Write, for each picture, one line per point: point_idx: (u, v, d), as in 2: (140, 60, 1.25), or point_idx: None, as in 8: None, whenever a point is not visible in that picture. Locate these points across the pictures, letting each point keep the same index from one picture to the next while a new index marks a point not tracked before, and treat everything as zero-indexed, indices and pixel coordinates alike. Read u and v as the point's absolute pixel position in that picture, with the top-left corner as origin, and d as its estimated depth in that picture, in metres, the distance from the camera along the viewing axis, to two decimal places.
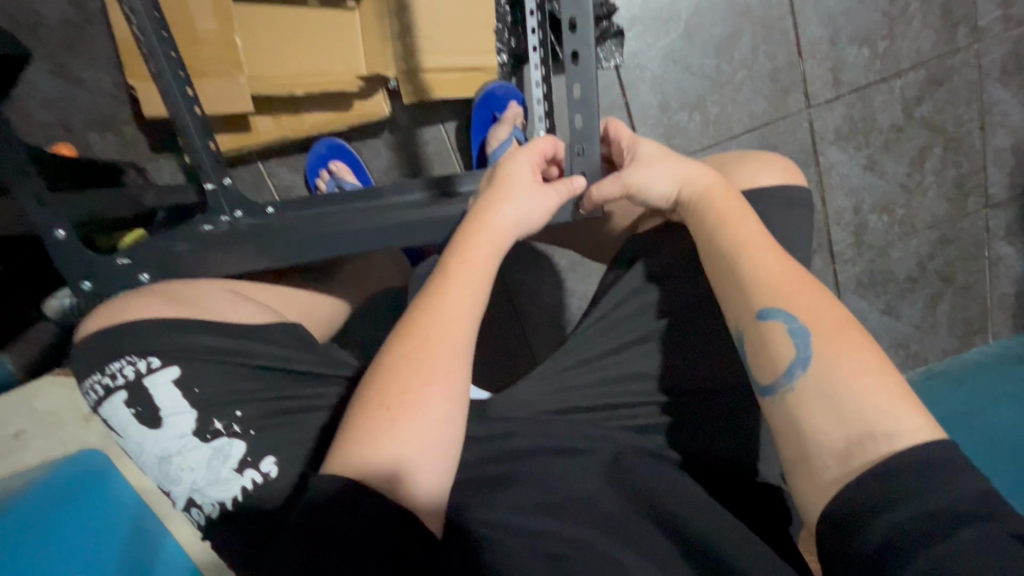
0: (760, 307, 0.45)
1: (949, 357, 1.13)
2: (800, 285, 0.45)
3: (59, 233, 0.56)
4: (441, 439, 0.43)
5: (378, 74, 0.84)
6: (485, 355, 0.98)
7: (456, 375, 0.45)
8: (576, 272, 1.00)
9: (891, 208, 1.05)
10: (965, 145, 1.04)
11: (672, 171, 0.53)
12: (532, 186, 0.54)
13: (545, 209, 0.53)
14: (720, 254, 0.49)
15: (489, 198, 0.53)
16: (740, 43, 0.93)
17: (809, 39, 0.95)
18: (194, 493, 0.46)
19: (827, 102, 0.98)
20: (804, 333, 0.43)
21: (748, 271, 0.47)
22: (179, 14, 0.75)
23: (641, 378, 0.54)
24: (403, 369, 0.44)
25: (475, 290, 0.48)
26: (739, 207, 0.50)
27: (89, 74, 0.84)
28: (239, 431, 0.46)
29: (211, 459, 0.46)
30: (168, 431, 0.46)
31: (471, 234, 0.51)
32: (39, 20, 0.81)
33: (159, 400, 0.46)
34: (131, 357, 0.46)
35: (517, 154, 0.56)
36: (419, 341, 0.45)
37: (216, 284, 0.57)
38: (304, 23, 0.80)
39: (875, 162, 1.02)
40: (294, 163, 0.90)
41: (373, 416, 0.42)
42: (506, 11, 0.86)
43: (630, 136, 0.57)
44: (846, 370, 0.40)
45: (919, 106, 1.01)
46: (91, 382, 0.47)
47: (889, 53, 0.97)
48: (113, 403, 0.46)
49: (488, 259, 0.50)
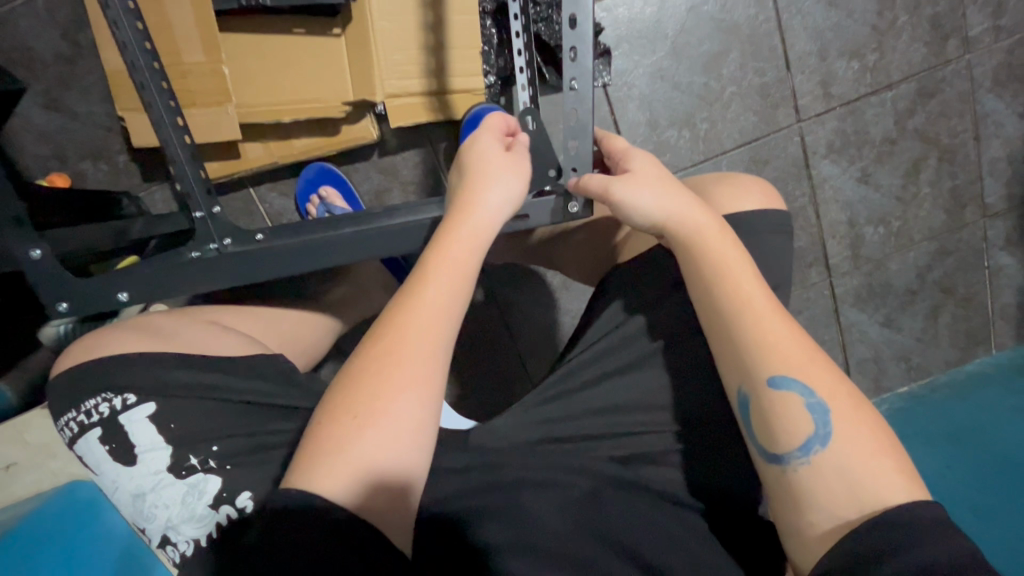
0: (775, 375, 0.45)
1: (951, 369, 1.11)
2: (807, 355, 0.46)
3: (36, 253, 0.56)
4: (410, 447, 0.42)
5: (364, 99, 0.83)
6: (478, 375, 0.97)
7: (430, 380, 0.44)
8: (568, 290, 1.00)
9: (887, 220, 1.04)
10: (960, 156, 1.03)
11: (664, 199, 0.51)
12: (507, 165, 0.54)
13: (522, 184, 0.54)
14: (715, 308, 0.48)
15: (468, 184, 0.53)
16: (727, 60, 0.93)
17: (798, 55, 0.95)
18: (168, 530, 0.46)
19: (818, 116, 0.97)
20: (822, 409, 0.43)
21: (759, 338, 0.46)
22: (169, 47, 0.76)
23: (625, 410, 0.54)
24: (376, 376, 0.43)
25: (457, 280, 0.48)
26: (747, 264, 0.49)
27: (83, 106, 0.85)
28: (214, 467, 0.46)
29: (185, 495, 0.46)
30: (142, 468, 0.46)
31: (453, 224, 0.51)
32: (32, 54, 0.83)
33: (134, 436, 0.46)
34: (107, 394, 0.46)
35: (488, 131, 0.56)
36: (398, 343, 0.44)
37: (197, 314, 0.57)
38: (293, 51, 0.81)
39: (869, 175, 1.01)
40: (285, 187, 0.90)
41: (345, 427, 0.42)
42: (492, 34, 0.86)
43: (624, 152, 0.56)
44: (860, 450, 0.41)
45: (911, 118, 1.00)
46: (66, 419, 0.47)
47: (879, 66, 0.97)
48: (89, 440, 0.46)
49: (469, 251, 0.50)
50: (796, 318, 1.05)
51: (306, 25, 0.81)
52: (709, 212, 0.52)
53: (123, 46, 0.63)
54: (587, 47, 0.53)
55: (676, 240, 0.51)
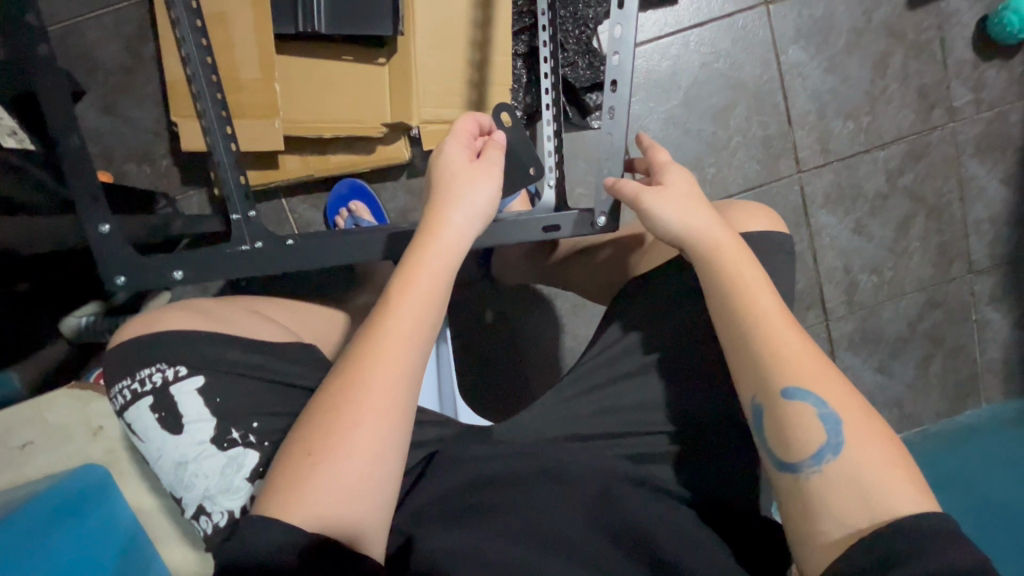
0: (790, 387, 0.48)
1: (943, 419, 1.14)
2: (819, 368, 0.49)
3: (104, 229, 0.60)
4: (373, 454, 0.45)
5: (400, 123, 0.89)
6: (485, 393, 1.00)
7: (389, 410, 0.47)
8: (577, 316, 1.03)
9: (879, 270, 1.10)
10: (946, 214, 1.10)
11: (689, 214, 0.57)
12: (474, 174, 0.58)
13: (490, 187, 0.58)
14: (734, 324, 0.52)
15: (436, 208, 0.57)
16: (734, 113, 1.02)
17: (798, 112, 1.04)
18: (204, 500, 0.48)
19: (816, 169, 1.05)
20: (834, 419, 0.47)
21: (772, 350, 0.50)
22: (227, 64, 0.82)
23: (620, 412, 0.57)
24: (335, 413, 0.46)
25: (422, 292, 0.51)
26: (764, 281, 0.54)
27: (135, 112, 0.91)
28: (253, 442, 0.49)
29: (225, 467, 0.48)
30: (187, 438, 0.48)
31: (418, 252, 0.54)
32: (96, 62, 0.89)
33: (182, 407, 0.48)
34: (160, 365, 0.49)
35: (455, 142, 0.61)
36: (359, 364, 0.48)
37: (240, 302, 0.60)
38: (338, 75, 0.87)
39: (863, 226, 1.08)
40: (317, 199, 0.95)
41: (309, 445, 0.45)
42: (521, 73, 0.93)
43: (662, 166, 0.61)
44: (868, 458, 0.45)
45: (902, 176, 1.08)
46: (120, 386, 0.49)
47: (872, 128, 1.06)
48: (139, 408, 0.49)
49: (436, 277, 0.53)
50: None
51: (355, 53, 0.88)
52: (728, 233, 0.56)
53: (186, 61, 0.69)
54: (625, 80, 0.63)
55: (693, 254, 0.56)
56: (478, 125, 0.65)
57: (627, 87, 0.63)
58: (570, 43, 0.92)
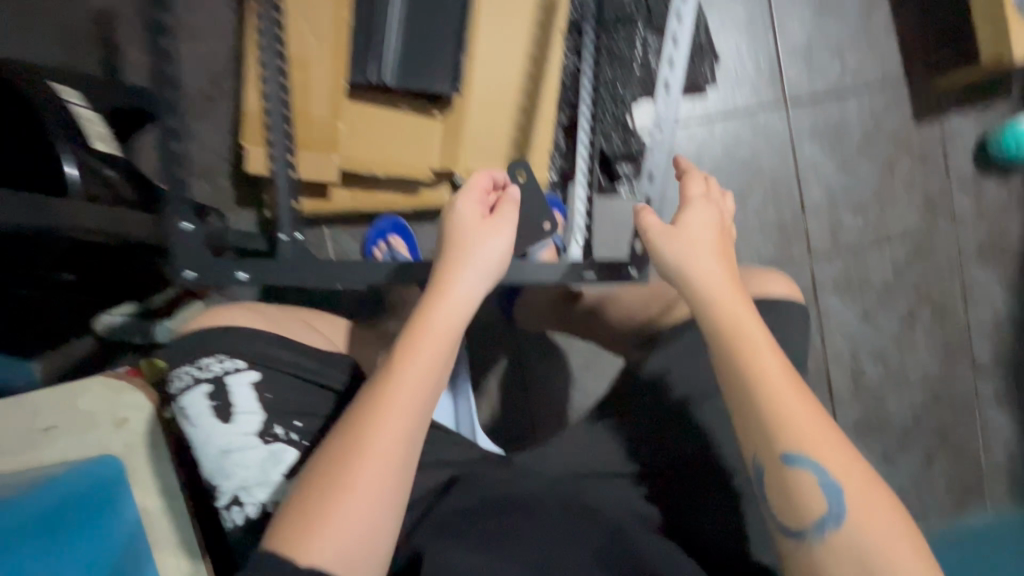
0: (789, 452, 0.49)
1: (948, 518, 1.13)
2: (819, 428, 0.50)
3: (185, 226, 0.68)
4: (375, 508, 0.47)
5: (446, 171, 0.98)
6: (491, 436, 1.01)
7: (388, 473, 0.48)
8: (589, 370, 1.06)
9: (885, 358, 1.13)
10: (950, 312, 1.15)
11: (696, 263, 0.56)
12: (483, 228, 0.58)
13: (500, 242, 0.57)
14: (740, 384, 0.52)
15: (445, 264, 0.56)
16: (751, 198, 1.10)
17: (811, 202, 1.11)
18: (240, 490, 0.52)
19: (826, 257, 1.12)
20: (836, 490, 0.48)
21: (774, 415, 0.50)
22: (301, 101, 0.90)
23: (592, 472, 0.62)
24: (333, 477, 0.47)
25: (422, 361, 0.51)
26: (767, 341, 0.53)
27: (205, 135, 1.00)
28: (295, 439, 0.54)
29: (265, 459, 0.52)
30: (234, 428, 0.52)
31: (423, 315, 0.54)
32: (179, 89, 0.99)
33: (235, 398, 0.52)
34: (221, 356, 0.53)
35: (465, 199, 0.60)
36: (364, 426, 0.48)
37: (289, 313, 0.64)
38: (398, 121, 0.96)
39: (870, 315, 1.13)
40: (358, 232, 1.02)
41: (321, 505, 0.46)
42: (562, 141, 1.02)
43: (686, 196, 0.61)
44: (872, 527, 0.47)
45: (907, 271, 1.14)
46: (180, 371, 0.53)
47: (880, 223, 1.13)
48: (192, 395, 0.52)
49: (440, 342, 0.53)
50: None
51: (414, 106, 0.97)
52: (736, 287, 0.56)
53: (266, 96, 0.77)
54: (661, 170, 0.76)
55: (702, 310, 0.55)
56: (493, 181, 0.63)
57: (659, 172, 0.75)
58: (607, 119, 1.01)
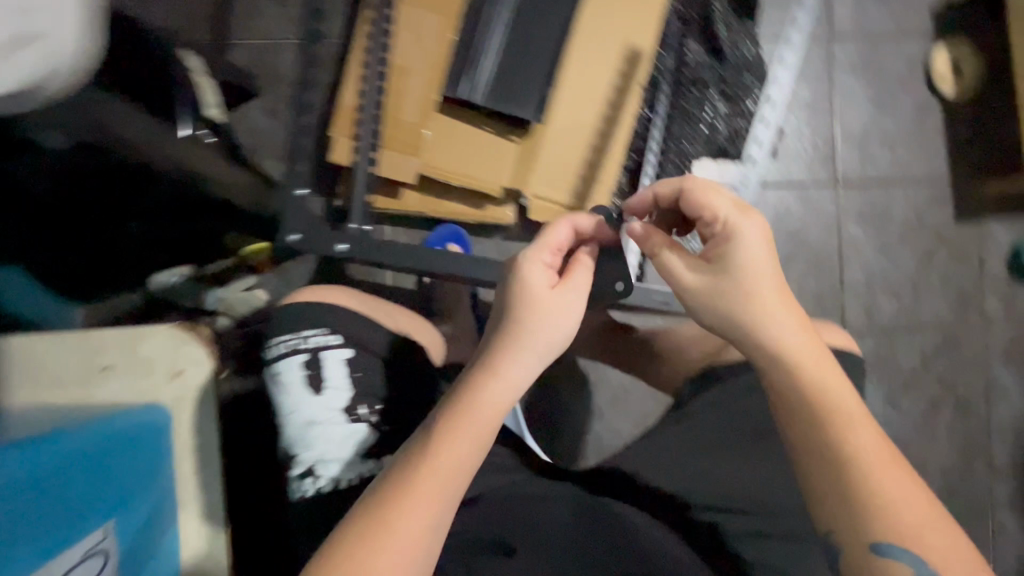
0: (879, 542, 0.47)
1: None
2: (893, 468, 0.49)
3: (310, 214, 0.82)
4: (428, 532, 0.50)
5: (515, 189, 1.01)
6: None
7: (439, 508, 0.52)
8: (616, 404, 1.08)
9: (904, 443, 1.15)
10: (973, 409, 1.17)
11: (783, 310, 0.54)
12: (553, 300, 0.60)
13: (578, 313, 0.61)
14: (812, 442, 0.51)
15: (508, 327, 0.59)
16: (792, 264, 1.15)
17: (849, 279, 1.15)
18: (317, 462, 0.63)
19: (856, 333, 1.15)
20: (928, 575, 0.46)
21: (841, 452, 0.50)
22: (394, 104, 0.96)
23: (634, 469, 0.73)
24: (381, 514, 0.50)
25: (470, 433, 0.54)
26: (837, 379, 0.53)
27: (296, 122, 1.05)
28: (368, 419, 0.65)
29: (345, 437, 0.64)
30: (323, 403, 0.64)
31: (486, 373, 0.57)
32: (280, 78, 1.06)
33: (327, 373, 0.64)
34: (323, 334, 0.65)
35: (533, 264, 0.62)
36: (413, 467, 0.53)
37: (377, 301, 0.73)
38: (479, 135, 1.00)
39: (894, 398, 1.15)
40: (420, 235, 1.06)
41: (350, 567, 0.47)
42: (625, 181, 1.09)
43: (737, 212, 0.56)
44: None
45: (935, 361, 1.16)
46: (279, 342, 0.64)
47: (912, 312, 1.16)
48: (290, 362, 0.63)
49: (497, 410, 0.56)
50: None
51: (494, 125, 1.00)
52: (827, 361, 0.54)
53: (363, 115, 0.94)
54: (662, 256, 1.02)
55: (737, 331, 0.55)
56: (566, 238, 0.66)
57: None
58: (669, 167, 1.07)
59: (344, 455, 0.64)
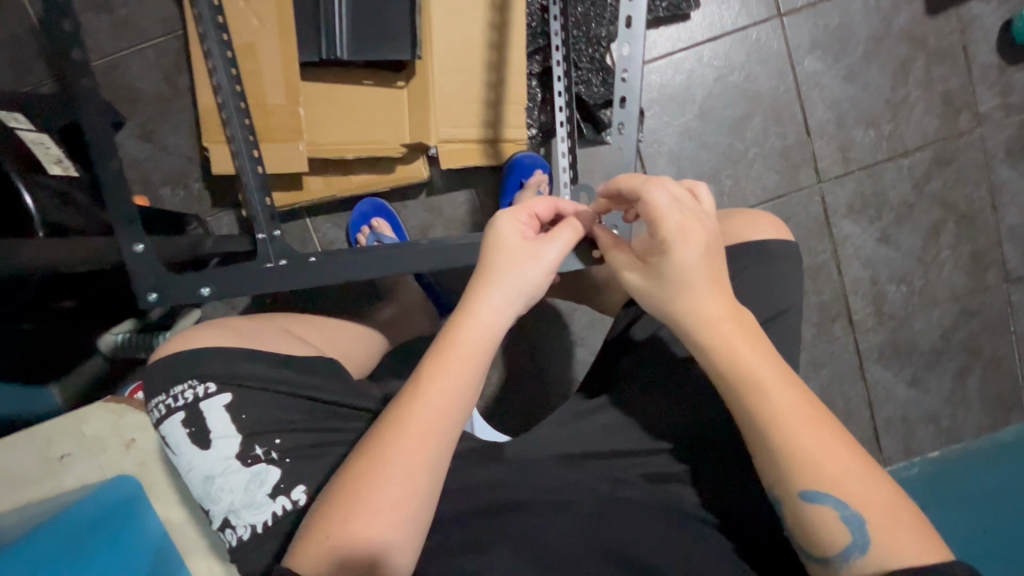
0: (807, 490, 0.47)
1: (982, 433, 1.10)
2: (821, 427, 0.48)
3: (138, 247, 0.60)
4: (403, 520, 0.47)
5: (418, 142, 0.92)
6: (503, 391, 1.01)
7: (415, 484, 0.48)
8: (594, 329, 1.03)
9: (909, 279, 1.07)
10: (979, 222, 1.08)
11: (705, 290, 0.52)
12: (521, 252, 0.56)
13: (548, 264, 0.56)
14: (744, 405, 0.49)
15: (477, 282, 0.55)
16: (751, 124, 1.01)
17: (817, 122, 1.03)
18: (230, 514, 0.53)
19: (837, 179, 1.04)
20: (859, 521, 0.46)
21: (774, 418, 0.48)
22: (256, 90, 0.86)
23: (645, 427, 0.59)
24: (354, 492, 0.47)
25: (437, 398, 0.50)
26: (767, 349, 0.50)
27: (171, 139, 0.96)
28: (275, 458, 0.53)
29: (248, 483, 0.53)
30: (214, 453, 0.53)
31: (452, 333, 0.53)
32: (136, 94, 0.94)
33: (210, 423, 0.53)
34: (192, 382, 0.54)
35: (510, 219, 0.58)
36: (384, 438, 0.49)
37: (271, 321, 0.64)
38: (361, 95, 0.90)
39: (890, 236, 1.06)
40: (342, 218, 0.99)
41: (340, 511, 0.47)
42: (537, 92, 0.97)
43: (678, 232, 0.51)
44: (897, 542, 0.45)
45: (929, 183, 1.05)
46: (156, 401, 0.55)
47: (895, 135, 1.04)
48: (171, 423, 0.54)
49: (470, 364, 0.52)
50: (820, 373, 1.07)
51: (374, 77, 0.91)
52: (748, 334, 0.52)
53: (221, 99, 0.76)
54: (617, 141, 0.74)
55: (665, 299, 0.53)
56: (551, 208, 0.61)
57: (636, 102, 0.67)
58: (583, 55, 0.94)
59: (254, 502, 0.53)
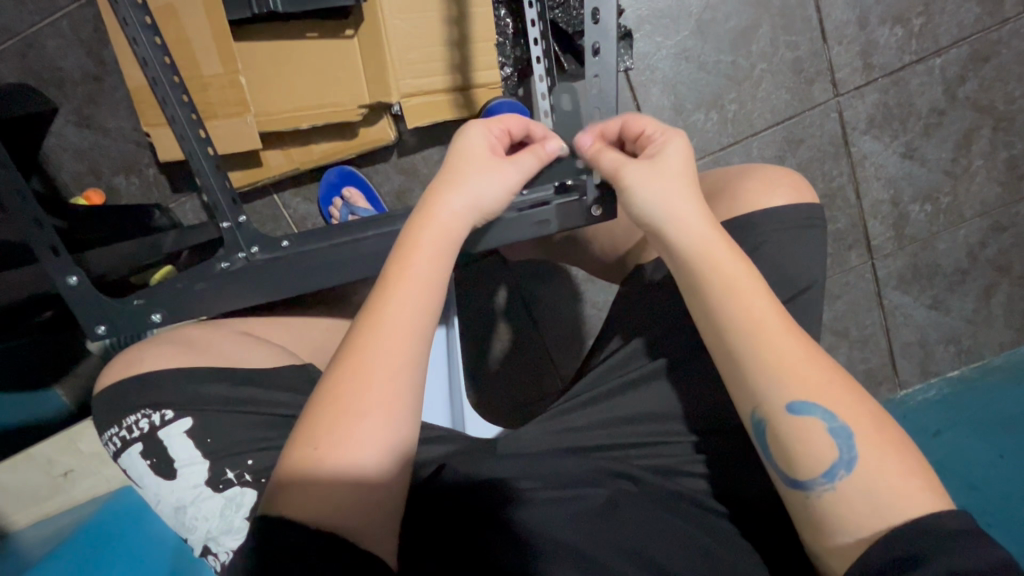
0: (793, 400, 0.43)
1: (1006, 350, 1.05)
2: (794, 334, 0.45)
3: (72, 280, 0.57)
4: (393, 418, 0.42)
5: (379, 102, 0.82)
6: (502, 359, 0.96)
7: (397, 391, 0.43)
8: (592, 283, 0.97)
9: (935, 197, 0.98)
10: (1018, 123, 0.96)
11: (684, 195, 0.48)
12: (486, 163, 0.50)
13: (503, 181, 0.50)
14: (718, 318, 0.46)
15: (436, 186, 0.49)
16: (758, 35, 0.88)
17: (835, 24, 0.89)
18: (209, 541, 0.52)
19: (857, 90, 0.92)
20: (845, 432, 0.42)
21: (753, 333, 0.45)
22: (187, 59, 0.75)
23: (649, 419, 0.56)
24: (345, 389, 0.42)
25: (411, 293, 0.45)
26: (742, 259, 0.48)
27: (113, 122, 0.87)
28: (250, 480, 0.51)
29: (224, 508, 0.51)
30: (183, 482, 0.51)
31: (418, 231, 0.48)
32: (61, 75, 0.84)
33: (172, 451, 0.51)
34: (145, 412, 0.51)
35: (474, 129, 0.51)
36: (364, 333, 0.44)
37: (230, 325, 0.61)
38: (307, 53, 0.80)
39: (915, 149, 0.95)
40: (311, 191, 0.91)
41: (320, 423, 0.41)
42: (506, 24, 0.85)
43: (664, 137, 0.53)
44: (886, 466, 0.41)
45: (963, 85, 0.93)
46: (110, 434, 0.53)
47: (925, 32, 0.90)
48: (131, 454, 0.52)
49: (437, 263, 0.47)
50: (835, 304, 1.01)
51: (319, 29, 0.80)
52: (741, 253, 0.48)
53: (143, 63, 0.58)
54: (610, 41, 0.56)
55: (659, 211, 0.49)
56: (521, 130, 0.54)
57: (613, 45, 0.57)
58: None
59: (234, 524, 0.51)
